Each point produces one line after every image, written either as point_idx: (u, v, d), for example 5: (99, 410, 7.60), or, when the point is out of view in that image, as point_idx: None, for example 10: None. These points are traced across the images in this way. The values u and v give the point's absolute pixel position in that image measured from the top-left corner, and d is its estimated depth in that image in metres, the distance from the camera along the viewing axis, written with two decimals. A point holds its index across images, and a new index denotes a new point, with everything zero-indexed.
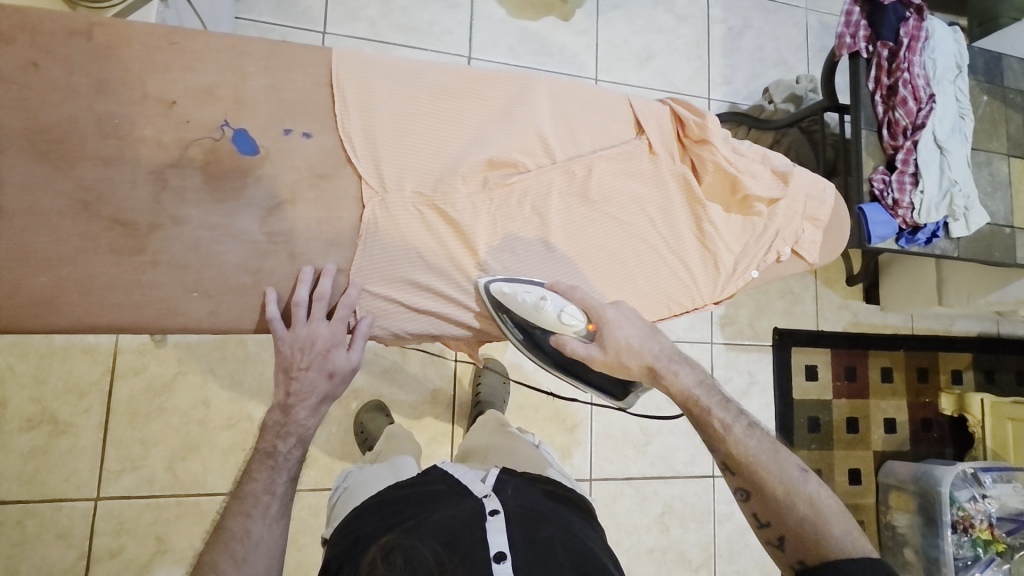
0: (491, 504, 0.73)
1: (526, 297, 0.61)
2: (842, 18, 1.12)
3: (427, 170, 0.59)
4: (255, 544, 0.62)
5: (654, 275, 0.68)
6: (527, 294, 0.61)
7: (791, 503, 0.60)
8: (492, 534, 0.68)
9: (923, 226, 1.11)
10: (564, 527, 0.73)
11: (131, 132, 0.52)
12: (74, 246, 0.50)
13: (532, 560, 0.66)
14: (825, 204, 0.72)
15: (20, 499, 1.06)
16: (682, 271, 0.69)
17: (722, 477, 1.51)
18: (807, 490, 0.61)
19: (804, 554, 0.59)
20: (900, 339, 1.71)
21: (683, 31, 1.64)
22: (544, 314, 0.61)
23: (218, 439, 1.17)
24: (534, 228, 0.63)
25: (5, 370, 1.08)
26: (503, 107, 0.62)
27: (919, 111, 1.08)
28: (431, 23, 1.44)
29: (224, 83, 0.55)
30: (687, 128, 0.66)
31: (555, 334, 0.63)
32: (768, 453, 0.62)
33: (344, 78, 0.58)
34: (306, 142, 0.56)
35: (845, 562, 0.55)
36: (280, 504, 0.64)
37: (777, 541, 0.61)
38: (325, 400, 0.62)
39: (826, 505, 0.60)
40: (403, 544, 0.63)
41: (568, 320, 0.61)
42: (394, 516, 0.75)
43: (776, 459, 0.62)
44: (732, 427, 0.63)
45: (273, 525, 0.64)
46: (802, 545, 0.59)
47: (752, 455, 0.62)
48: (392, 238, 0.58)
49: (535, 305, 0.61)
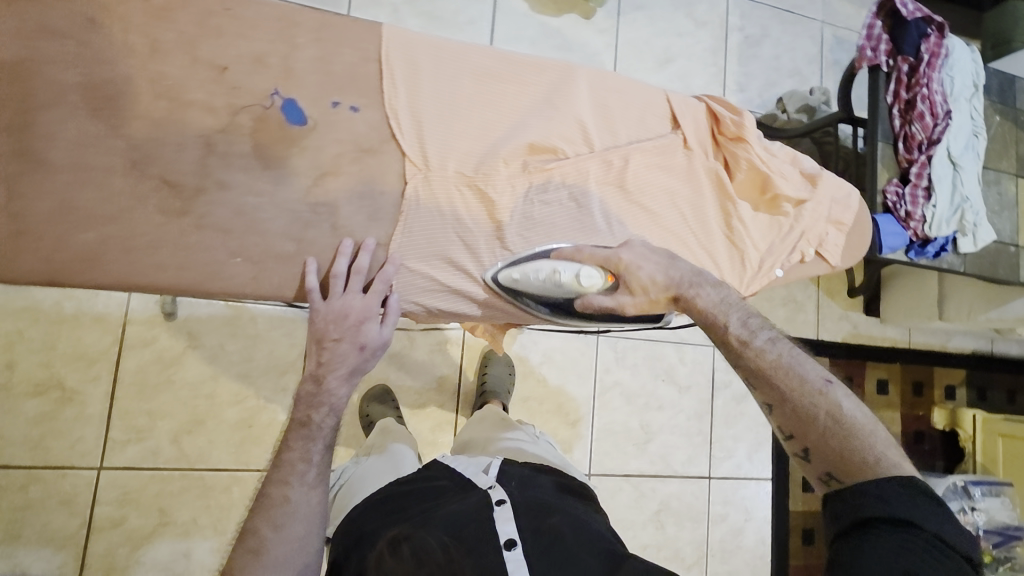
0: (498, 494, 0.71)
1: (538, 276, 0.61)
2: (865, 31, 1.14)
3: (469, 151, 0.60)
4: (292, 511, 0.65)
5: None
6: (538, 273, 0.61)
7: (815, 415, 0.60)
8: (501, 523, 0.66)
9: (933, 239, 1.13)
10: (574, 514, 0.72)
11: (182, 95, 0.52)
12: (122, 204, 0.50)
13: (546, 556, 0.64)
14: (850, 209, 0.74)
15: (24, 464, 1.06)
16: (710, 266, 0.70)
17: (718, 478, 1.53)
18: (832, 401, 0.61)
19: (832, 466, 0.59)
20: (897, 352, 1.74)
21: (702, 36, 1.65)
22: (563, 285, 0.62)
23: (225, 415, 1.17)
24: (569, 214, 0.64)
25: (14, 335, 1.07)
26: (546, 93, 0.63)
27: (935, 126, 1.10)
28: (454, 13, 1.44)
29: (274, 52, 0.55)
30: (722, 126, 0.68)
31: (579, 297, 0.63)
32: (792, 365, 0.62)
33: (392, 55, 0.58)
34: (352, 116, 0.57)
35: (870, 478, 0.55)
36: (317, 474, 0.67)
37: (804, 452, 0.62)
38: (356, 371, 0.62)
39: (853, 416, 0.60)
40: (411, 536, 0.65)
41: (586, 281, 0.62)
42: (399, 513, 0.73)
43: (800, 371, 0.62)
44: (750, 341, 0.63)
45: (310, 492, 0.67)
46: (829, 456, 0.59)
47: (775, 367, 0.62)
48: (432, 215, 0.59)
49: (548, 279, 0.61)
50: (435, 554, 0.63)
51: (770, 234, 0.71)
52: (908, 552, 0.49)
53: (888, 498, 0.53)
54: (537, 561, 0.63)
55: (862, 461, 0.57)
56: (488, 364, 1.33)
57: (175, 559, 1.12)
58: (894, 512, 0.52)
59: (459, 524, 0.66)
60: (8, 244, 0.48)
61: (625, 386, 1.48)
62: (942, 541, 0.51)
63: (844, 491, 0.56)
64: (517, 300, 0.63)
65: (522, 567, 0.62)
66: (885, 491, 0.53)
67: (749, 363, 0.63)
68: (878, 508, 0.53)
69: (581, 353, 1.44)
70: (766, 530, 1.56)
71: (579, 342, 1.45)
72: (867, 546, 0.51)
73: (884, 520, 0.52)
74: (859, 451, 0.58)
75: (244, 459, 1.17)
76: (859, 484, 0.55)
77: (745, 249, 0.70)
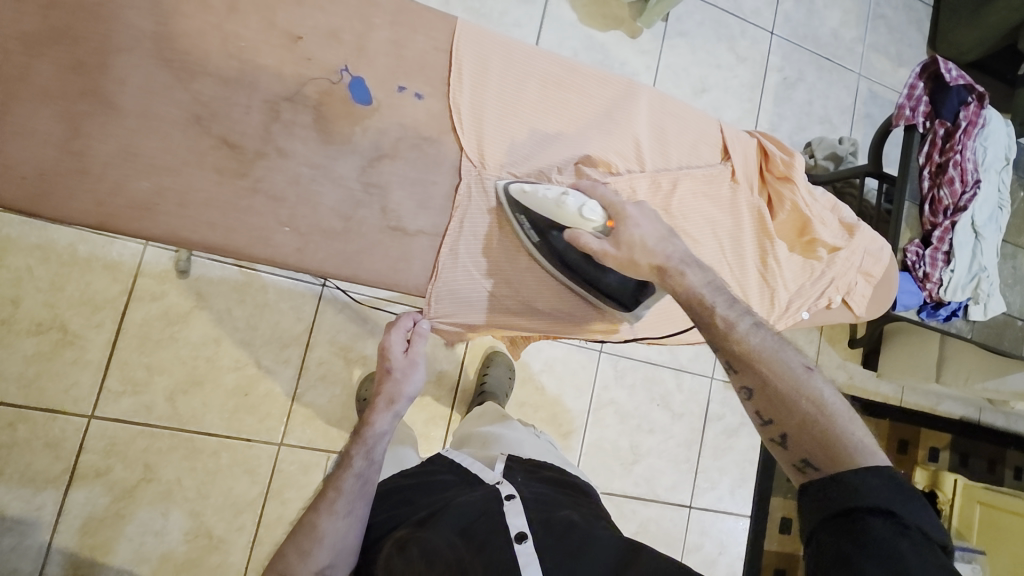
0: (507, 489, 0.71)
1: (547, 193, 0.59)
2: (906, 90, 1.16)
3: (527, 154, 0.61)
4: (319, 538, 0.67)
5: None
6: (549, 190, 0.59)
7: (798, 402, 0.56)
8: (510, 517, 0.67)
9: (946, 303, 1.15)
10: (581, 511, 0.73)
11: (254, 58, 0.52)
12: (180, 158, 0.51)
13: (559, 553, 0.63)
14: (881, 262, 0.75)
15: (16, 402, 1.05)
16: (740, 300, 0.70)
17: (699, 509, 1.53)
18: (813, 390, 0.57)
19: (810, 455, 0.55)
20: (888, 408, 1.76)
21: (740, 72, 1.67)
22: (564, 209, 0.58)
23: (223, 379, 1.16)
24: None
25: (23, 272, 1.06)
26: (607, 108, 0.64)
27: (962, 194, 1.12)
28: (502, 13, 1.45)
29: (349, 29, 0.56)
30: (772, 164, 0.69)
31: (571, 231, 0.60)
32: (777, 350, 0.58)
33: (463, 49, 0.59)
34: (416, 103, 0.58)
35: (851, 472, 0.51)
36: (345, 501, 0.70)
37: (780, 440, 0.57)
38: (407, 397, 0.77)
39: (836, 404, 0.56)
40: (418, 537, 0.65)
41: (587, 216, 0.59)
42: (404, 505, 0.74)
43: (782, 357, 0.58)
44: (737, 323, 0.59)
45: (339, 521, 0.69)
46: (810, 442, 0.55)
47: (758, 351, 0.58)
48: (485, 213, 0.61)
49: (555, 199, 0.58)
50: (444, 553, 0.63)
51: (803, 278, 0.72)
52: (894, 549, 0.46)
53: (873, 492, 0.49)
54: (546, 554, 0.63)
55: (845, 449, 0.53)
56: (489, 365, 1.33)
57: (153, 518, 1.10)
58: (880, 503, 0.49)
59: (472, 516, 0.67)
60: (63, 181, 0.49)
61: (620, 405, 1.48)
62: (926, 537, 0.48)
63: (826, 481, 0.52)
64: (516, 216, 0.61)
65: (534, 562, 0.61)
66: (869, 484, 0.50)
67: (733, 345, 0.58)
68: (863, 501, 0.49)
69: (582, 366, 1.45)
70: (739, 567, 1.57)
71: (581, 355, 1.45)
72: (855, 549, 0.47)
73: (870, 513, 0.48)
74: (841, 437, 0.54)
75: (236, 426, 1.16)
76: (845, 478, 0.51)
77: (776, 288, 0.71)
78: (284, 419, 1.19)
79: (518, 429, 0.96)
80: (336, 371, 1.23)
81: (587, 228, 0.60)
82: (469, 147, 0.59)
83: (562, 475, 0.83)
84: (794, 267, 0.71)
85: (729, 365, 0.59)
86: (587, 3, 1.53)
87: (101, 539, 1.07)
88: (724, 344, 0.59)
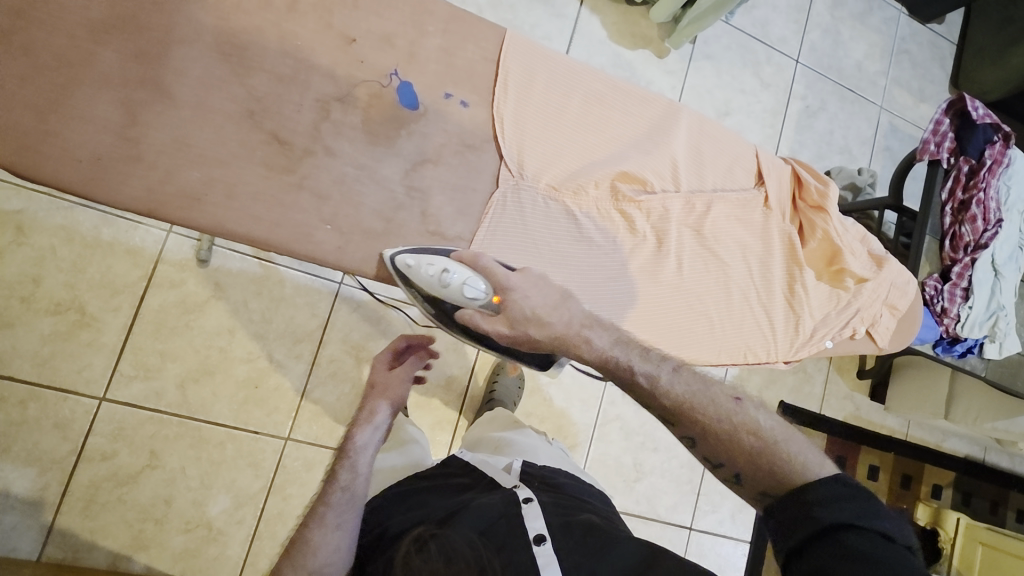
0: (525, 492, 0.71)
1: (430, 270, 0.57)
2: (933, 126, 1.16)
3: (564, 167, 0.62)
4: (313, 549, 0.68)
5: (739, 324, 0.69)
6: (430, 267, 0.57)
7: (737, 438, 0.55)
8: (529, 520, 0.66)
9: (963, 339, 1.14)
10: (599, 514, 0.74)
11: (308, 57, 0.56)
12: (231, 152, 0.54)
13: (575, 553, 0.63)
14: (906, 295, 0.75)
15: (29, 379, 1.05)
16: (765, 325, 0.70)
17: (699, 531, 1.52)
18: (743, 422, 0.55)
19: (772, 484, 0.52)
20: (893, 441, 1.75)
21: (764, 97, 1.68)
22: (445, 288, 0.57)
23: (234, 371, 1.16)
24: (645, 249, 0.65)
25: (47, 251, 1.06)
26: (647, 127, 0.64)
27: (984, 232, 1.13)
28: (533, 25, 1.46)
29: (402, 34, 0.58)
30: (806, 192, 0.70)
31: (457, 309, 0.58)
32: (701, 393, 0.57)
33: (510, 60, 0.60)
34: (462, 110, 0.59)
35: (810, 489, 0.49)
36: (337, 513, 0.70)
37: (734, 479, 0.55)
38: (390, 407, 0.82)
39: (768, 429, 0.55)
40: (437, 535, 0.65)
41: (468, 293, 0.57)
42: (422, 506, 0.74)
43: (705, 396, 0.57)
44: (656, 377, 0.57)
45: (332, 532, 0.69)
46: (759, 474, 0.53)
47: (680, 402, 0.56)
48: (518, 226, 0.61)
49: (435, 276, 0.57)
50: (465, 552, 0.63)
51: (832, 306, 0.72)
52: (874, 558, 0.44)
53: (836, 504, 0.48)
54: (567, 555, 0.63)
55: (800, 467, 0.52)
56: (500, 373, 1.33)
57: (155, 505, 1.10)
58: (846, 515, 0.47)
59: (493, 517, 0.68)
60: (115, 167, 0.52)
61: (626, 421, 1.48)
62: (889, 537, 0.47)
63: (788, 506, 0.50)
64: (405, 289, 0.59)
65: (554, 563, 0.61)
66: (824, 492, 0.49)
67: (660, 401, 0.56)
68: (830, 515, 0.47)
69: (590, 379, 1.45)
70: None
71: None
72: (837, 565, 0.44)
73: (840, 527, 0.47)
74: (788, 460, 0.52)
75: (243, 418, 1.16)
76: (804, 495, 0.49)
77: (802, 314, 0.70)
78: (292, 414, 1.19)
79: (531, 437, 0.96)
80: (347, 370, 1.23)
81: (473, 306, 0.58)
82: (510, 155, 0.60)
83: (576, 482, 0.84)
84: (821, 295, 0.71)
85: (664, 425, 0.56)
86: (616, 20, 1.54)
87: (102, 522, 1.07)
88: (652, 402, 0.56)
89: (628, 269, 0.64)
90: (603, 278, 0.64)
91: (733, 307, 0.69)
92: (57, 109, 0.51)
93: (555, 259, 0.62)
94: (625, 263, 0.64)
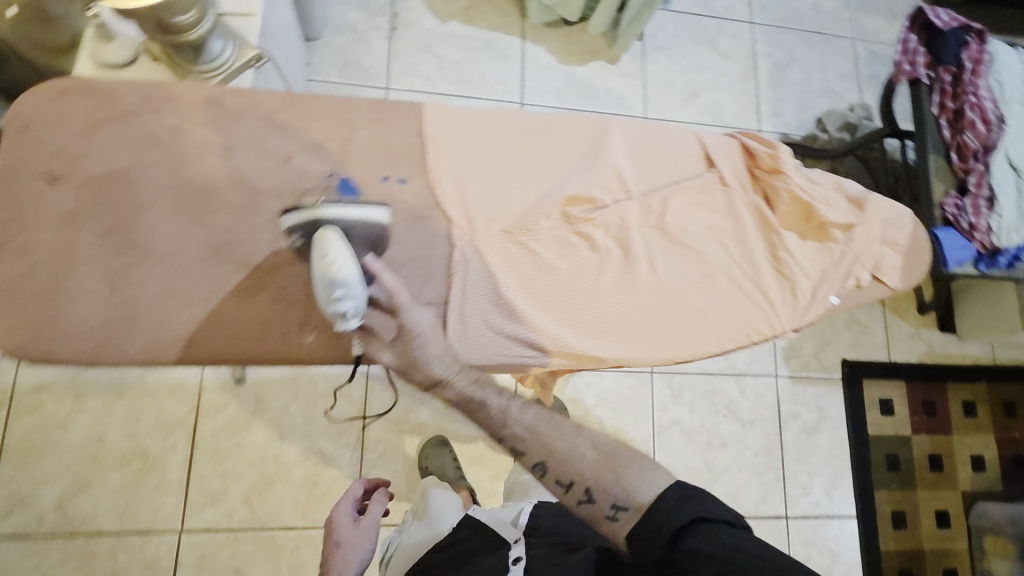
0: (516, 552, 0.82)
1: (332, 269, 0.54)
2: (900, 45, 1.13)
3: (510, 209, 0.64)
4: None
5: (733, 306, 0.67)
6: (335, 272, 0.54)
7: (577, 459, 0.67)
8: None
9: (1003, 250, 1.06)
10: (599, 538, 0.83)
11: (255, 185, 0.63)
12: (209, 286, 0.62)
13: None
14: (903, 229, 0.72)
15: (114, 531, 1.13)
16: (761, 299, 0.68)
17: (796, 517, 1.44)
18: (580, 444, 0.68)
19: (613, 497, 0.64)
20: (980, 370, 1.62)
21: (727, 67, 1.67)
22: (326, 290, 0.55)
23: (292, 474, 1.21)
24: (616, 259, 0.65)
25: (104, 410, 1.16)
26: (584, 146, 0.66)
27: (989, 133, 1.06)
28: (482, 74, 1.54)
29: (332, 139, 0.64)
30: (759, 159, 0.70)
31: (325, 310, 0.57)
32: (548, 422, 0.68)
33: (433, 127, 0.65)
34: (401, 186, 0.62)
35: (654, 501, 0.62)
36: None
37: (586, 495, 0.65)
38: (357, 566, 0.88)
39: (602, 445, 0.68)
40: None
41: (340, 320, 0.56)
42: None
43: (552, 426, 0.68)
44: (508, 409, 0.67)
45: None
46: (607, 487, 0.64)
47: (532, 432, 0.67)
48: (482, 273, 0.63)
49: (330, 280, 0.54)
50: None
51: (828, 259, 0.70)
52: (719, 540, 0.59)
53: (676, 507, 0.61)
54: None
55: (631, 481, 0.64)
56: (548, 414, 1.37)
57: None
58: (691, 515, 0.60)
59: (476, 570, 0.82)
60: (115, 328, 0.61)
61: (682, 424, 1.43)
62: (729, 524, 0.62)
63: (641, 525, 0.61)
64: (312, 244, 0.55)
65: None
66: (667, 497, 0.62)
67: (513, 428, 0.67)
68: (674, 519, 0.60)
69: (635, 392, 1.43)
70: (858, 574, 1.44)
71: (632, 381, 1.44)
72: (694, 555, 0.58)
73: (687, 525, 0.60)
74: (622, 469, 0.65)
75: (311, 517, 1.20)
76: (652, 508, 0.61)
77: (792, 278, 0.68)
78: None
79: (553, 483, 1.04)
80: (396, 445, 1.26)
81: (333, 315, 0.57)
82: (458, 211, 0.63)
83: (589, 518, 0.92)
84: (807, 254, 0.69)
85: (518, 452, 0.67)
86: (561, 43, 1.59)
87: None
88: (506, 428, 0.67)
89: (602, 290, 0.65)
90: (579, 301, 0.64)
91: (719, 287, 0.67)
92: (57, 295, 0.61)
93: (524, 298, 0.64)
94: (596, 280, 0.65)
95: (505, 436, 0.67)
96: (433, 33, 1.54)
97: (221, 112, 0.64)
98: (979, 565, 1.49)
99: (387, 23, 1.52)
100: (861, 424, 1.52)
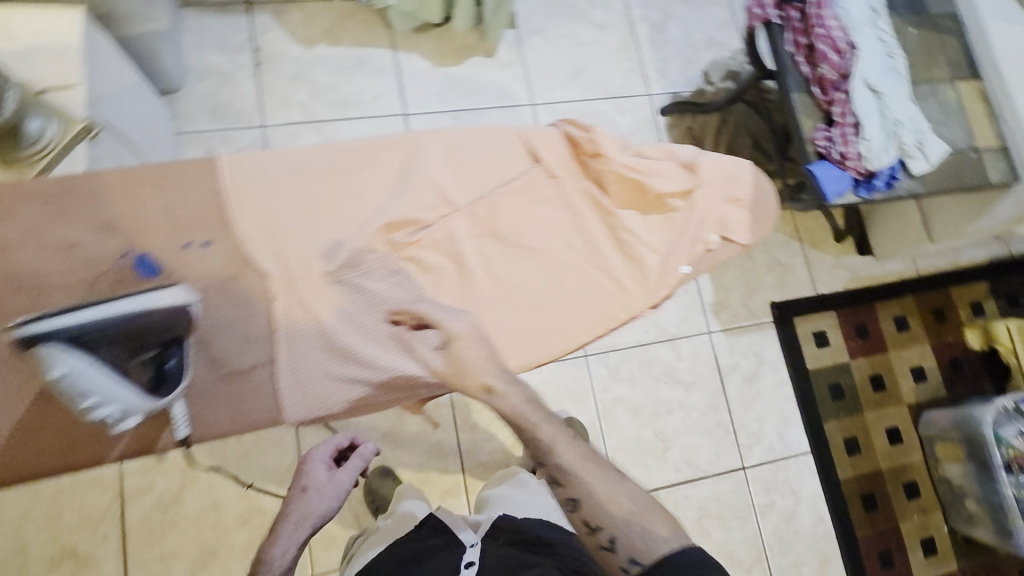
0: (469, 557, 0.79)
1: (75, 387, 0.67)
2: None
3: (339, 244, 0.81)
4: None
5: (585, 281, 0.86)
6: (79, 389, 0.67)
7: (613, 506, 0.67)
8: None
9: (878, 172, 1.07)
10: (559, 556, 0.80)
11: (39, 284, 0.78)
12: None
13: None
14: (743, 184, 0.88)
15: None
16: (608, 275, 0.86)
17: (753, 466, 1.46)
18: (620, 493, 0.68)
19: (633, 552, 0.65)
20: (904, 284, 1.65)
21: (606, 38, 1.67)
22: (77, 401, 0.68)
23: (235, 538, 1.18)
24: (451, 266, 0.83)
25: (21, 518, 1.11)
26: (403, 171, 0.82)
27: (843, 61, 1.07)
28: (359, 92, 1.50)
29: (118, 218, 0.79)
30: (584, 148, 0.86)
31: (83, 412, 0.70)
32: (582, 461, 0.68)
33: (247, 192, 0.81)
34: (203, 250, 0.80)
35: (674, 555, 0.63)
36: None
37: (608, 543, 0.66)
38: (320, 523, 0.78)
39: (639, 501, 0.67)
40: None
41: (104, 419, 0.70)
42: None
43: (590, 466, 0.68)
44: (557, 441, 0.68)
45: None
46: (631, 541, 0.65)
47: (567, 468, 0.68)
48: (296, 315, 0.82)
49: (76, 395, 0.67)
50: None
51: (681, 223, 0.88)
52: None
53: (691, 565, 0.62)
54: None
55: (653, 540, 0.65)
56: None
57: None
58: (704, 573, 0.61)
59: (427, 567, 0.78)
60: None
61: (625, 400, 1.44)
62: None
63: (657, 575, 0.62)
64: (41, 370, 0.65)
65: None
66: (677, 557, 0.63)
67: (553, 460, 0.68)
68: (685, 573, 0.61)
69: (574, 378, 1.42)
70: (822, 507, 1.47)
71: (568, 368, 1.43)
72: None
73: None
74: (651, 529, 0.66)
75: None
76: (669, 561, 0.63)
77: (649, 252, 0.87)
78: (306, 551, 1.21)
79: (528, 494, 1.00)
80: None
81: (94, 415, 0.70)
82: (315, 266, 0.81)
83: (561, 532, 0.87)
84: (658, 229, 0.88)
85: (552, 480, 0.68)
86: (435, 46, 1.56)
87: None
88: (546, 459, 0.68)
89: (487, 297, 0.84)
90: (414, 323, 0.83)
91: (589, 270, 0.86)
92: None
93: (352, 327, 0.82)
94: (438, 291, 0.83)
95: (544, 460, 0.68)
96: (300, 60, 1.48)
97: (57, 210, 0.79)
98: (935, 473, 1.52)
99: (250, 59, 1.45)
100: (799, 360, 1.55)
